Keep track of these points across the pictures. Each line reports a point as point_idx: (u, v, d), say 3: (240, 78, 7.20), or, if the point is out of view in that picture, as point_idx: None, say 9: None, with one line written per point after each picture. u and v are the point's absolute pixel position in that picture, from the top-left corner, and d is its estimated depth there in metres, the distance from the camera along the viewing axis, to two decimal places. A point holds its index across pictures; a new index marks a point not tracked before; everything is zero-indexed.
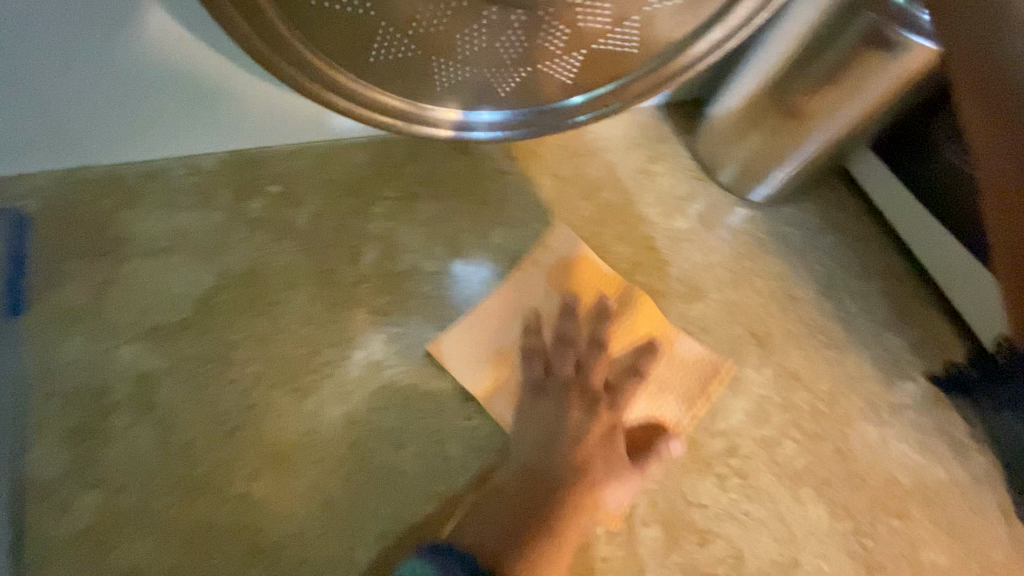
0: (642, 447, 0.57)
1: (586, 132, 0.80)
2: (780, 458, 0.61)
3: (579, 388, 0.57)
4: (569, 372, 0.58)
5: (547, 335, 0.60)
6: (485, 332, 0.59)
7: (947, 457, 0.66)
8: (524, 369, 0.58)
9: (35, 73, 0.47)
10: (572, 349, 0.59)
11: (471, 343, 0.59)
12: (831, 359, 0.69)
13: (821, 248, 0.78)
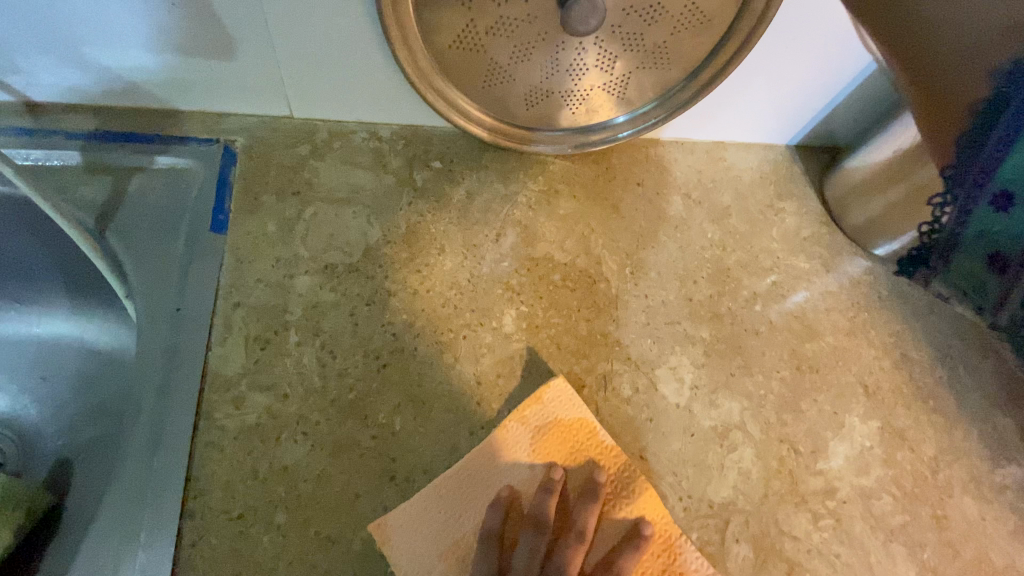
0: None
1: (719, 159, 0.83)
2: (876, 510, 0.61)
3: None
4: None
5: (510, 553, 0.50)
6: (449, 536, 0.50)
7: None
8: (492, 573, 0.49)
9: (293, 32, 0.57)
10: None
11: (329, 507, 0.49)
12: (939, 427, 0.68)
13: (939, 315, 0.77)
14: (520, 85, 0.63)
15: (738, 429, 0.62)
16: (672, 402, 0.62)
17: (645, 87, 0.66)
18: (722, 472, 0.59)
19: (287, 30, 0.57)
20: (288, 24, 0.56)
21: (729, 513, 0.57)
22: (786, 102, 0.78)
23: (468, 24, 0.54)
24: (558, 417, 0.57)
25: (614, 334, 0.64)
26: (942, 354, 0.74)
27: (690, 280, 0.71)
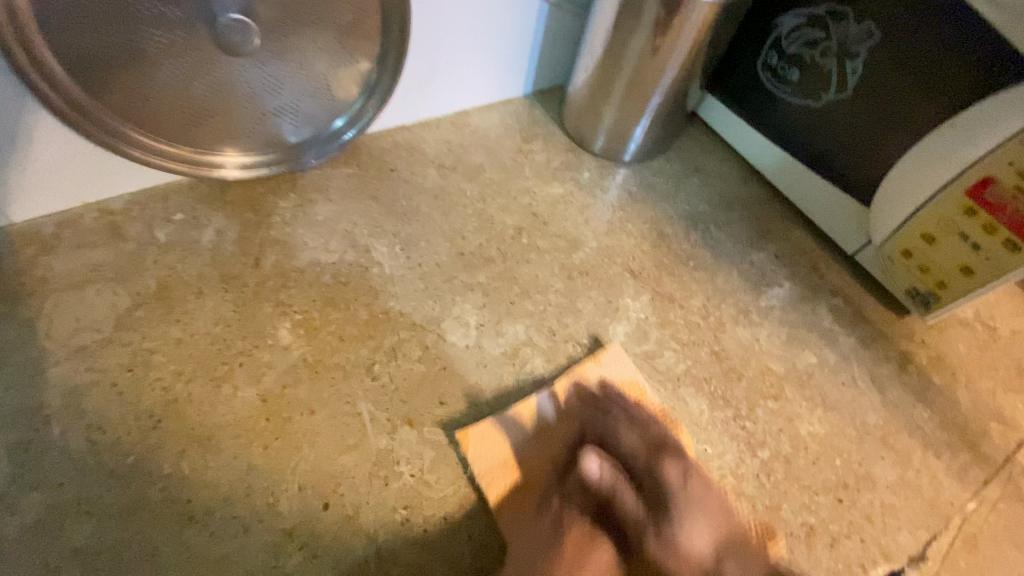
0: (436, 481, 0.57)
1: (465, 125, 0.89)
2: (660, 366, 0.70)
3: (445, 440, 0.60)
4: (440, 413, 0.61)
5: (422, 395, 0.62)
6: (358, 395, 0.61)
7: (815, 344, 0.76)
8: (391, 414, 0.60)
9: None
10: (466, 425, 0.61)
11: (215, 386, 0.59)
12: (702, 280, 0.80)
13: (683, 192, 0.90)
14: (214, 115, 0.65)
15: (527, 345, 0.68)
16: (462, 345, 0.66)
17: (346, 84, 0.70)
18: (519, 387, 0.65)
19: None
20: None
21: (531, 419, 0.63)
22: (496, 61, 0.86)
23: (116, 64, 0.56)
24: (420, 329, 0.67)
25: (395, 307, 0.68)
26: (693, 223, 0.86)
27: (459, 236, 0.76)
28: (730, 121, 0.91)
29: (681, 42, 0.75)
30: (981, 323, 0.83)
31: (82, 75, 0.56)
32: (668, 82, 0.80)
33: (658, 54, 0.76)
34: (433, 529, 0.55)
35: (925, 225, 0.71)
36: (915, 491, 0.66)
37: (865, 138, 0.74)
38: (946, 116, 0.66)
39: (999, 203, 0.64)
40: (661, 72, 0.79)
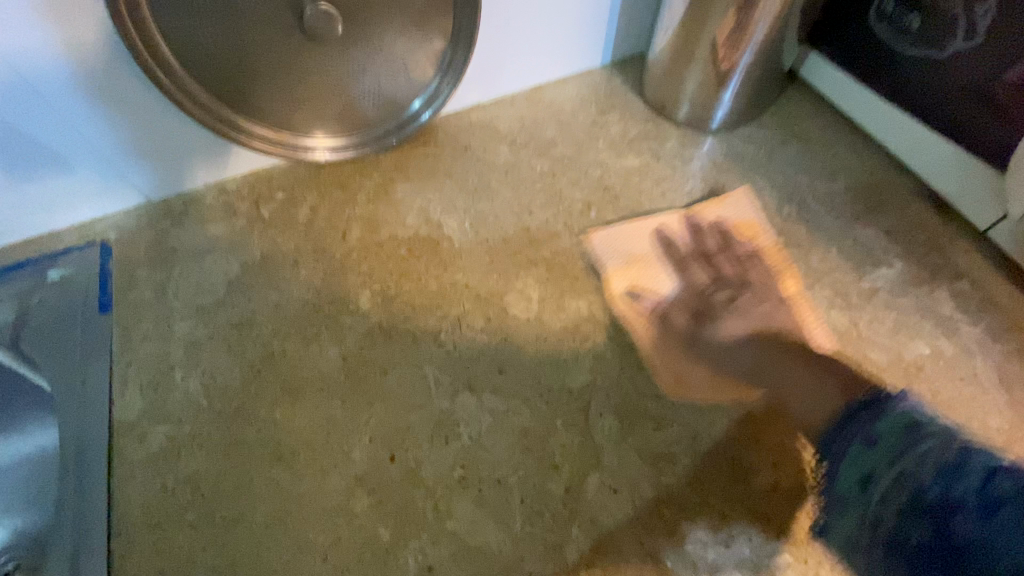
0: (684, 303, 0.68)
1: (539, 101, 0.89)
2: (736, 348, 0.65)
3: (716, 287, 0.69)
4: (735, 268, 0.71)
5: (728, 265, 0.71)
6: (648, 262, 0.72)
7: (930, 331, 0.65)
8: (698, 272, 0.71)
9: (112, 136, 0.69)
10: (748, 291, 0.68)
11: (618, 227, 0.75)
12: (792, 258, 0.72)
13: (776, 161, 0.81)
14: (308, 101, 0.72)
15: (589, 321, 0.68)
16: (523, 318, 0.68)
17: (422, 64, 0.74)
18: (579, 360, 0.65)
19: (106, 136, 0.68)
20: (104, 131, 0.68)
21: (588, 394, 0.62)
22: (571, 32, 0.85)
23: (223, 57, 0.64)
24: (485, 298, 0.69)
25: (462, 280, 0.71)
26: (785, 194, 0.78)
27: (527, 212, 0.77)
28: (838, 81, 0.81)
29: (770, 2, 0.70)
30: None
31: (200, 70, 0.65)
32: (759, 39, 0.75)
33: (746, 7, 0.71)
34: (484, 491, 0.57)
35: None
36: None
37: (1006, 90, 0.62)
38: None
39: None
40: (751, 27, 0.73)
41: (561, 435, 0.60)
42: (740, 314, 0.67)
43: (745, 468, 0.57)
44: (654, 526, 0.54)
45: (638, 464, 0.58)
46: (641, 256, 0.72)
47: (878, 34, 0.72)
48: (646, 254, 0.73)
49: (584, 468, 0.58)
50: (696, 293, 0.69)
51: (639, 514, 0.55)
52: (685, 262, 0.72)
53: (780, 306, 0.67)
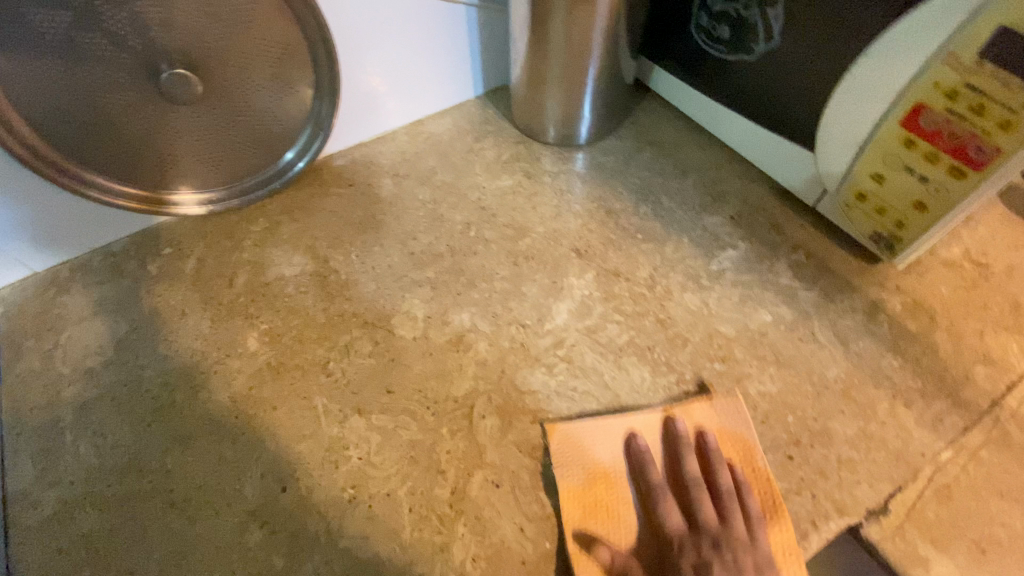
0: (809, 349, 0.70)
1: (419, 133, 0.95)
2: (603, 338, 0.72)
3: (869, 377, 0.67)
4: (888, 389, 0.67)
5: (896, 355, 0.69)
6: (811, 331, 0.72)
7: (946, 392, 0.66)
8: (861, 353, 0.69)
9: None
10: (901, 386, 0.67)
11: (785, 292, 0.75)
12: (650, 250, 0.81)
13: (634, 168, 0.91)
14: (182, 158, 0.75)
15: (472, 331, 0.72)
16: (408, 337, 0.72)
17: (291, 113, 0.79)
18: (463, 370, 0.69)
19: None
20: None
21: (472, 399, 0.66)
22: (437, 68, 0.91)
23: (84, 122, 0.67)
24: (371, 323, 0.73)
25: (349, 309, 0.74)
26: (642, 196, 0.87)
27: (409, 237, 0.82)
28: (678, 86, 0.90)
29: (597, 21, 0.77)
30: (971, 262, 0.77)
31: (55, 133, 0.67)
32: (599, 56, 0.83)
33: (579, 31, 0.78)
34: (375, 506, 0.60)
35: (871, 164, 0.68)
36: (877, 444, 0.63)
37: (798, 88, 0.71)
38: (869, 45, 0.62)
39: (938, 130, 0.60)
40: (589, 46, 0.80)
41: (448, 442, 0.63)
42: (891, 400, 0.66)
43: (614, 444, 0.64)
44: (535, 514, 0.59)
45: (519, 457, 0.62)
46: (784, 329, 0.72)
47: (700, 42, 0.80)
48: (808, 323, 0.72)
49: (469, 469, 0.62)
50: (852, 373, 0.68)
51: (520, 502, 0.59)
52: (858, 385, 0.67)
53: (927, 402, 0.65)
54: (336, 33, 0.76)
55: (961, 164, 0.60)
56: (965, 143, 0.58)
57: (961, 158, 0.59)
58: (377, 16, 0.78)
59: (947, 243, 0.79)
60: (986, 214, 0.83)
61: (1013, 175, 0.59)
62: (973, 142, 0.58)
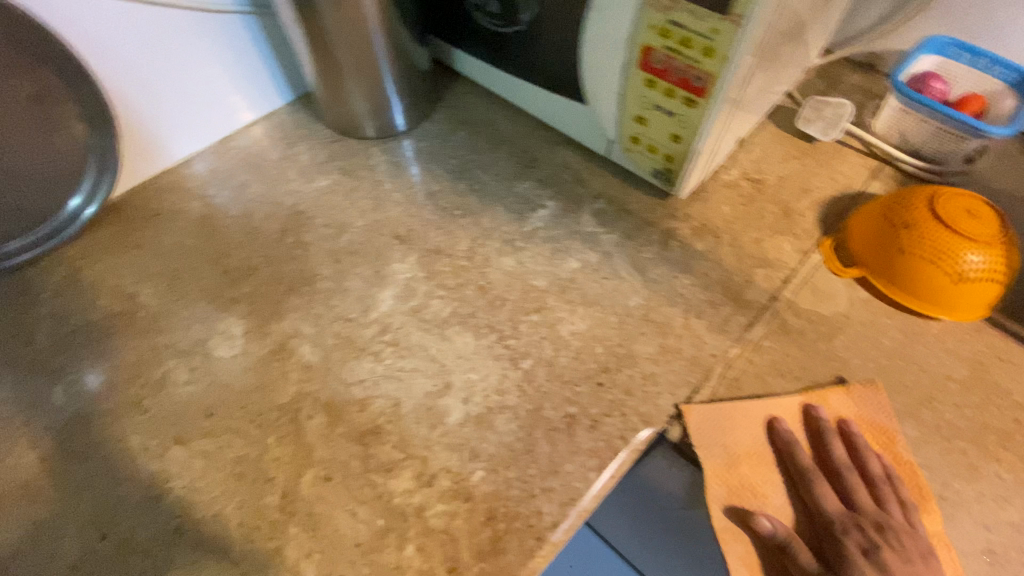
0: (761, 488, 0.61)
1: (228, 150, 0.93)
2: (427, 315, 0.73)
3: (847, 529, 0.57)
4: (868, 529, 0.57)
5: (864, 488, 0.60)
6: (757, 461, 0.62)
7: (883, 465, 0.61)
8: (827, 493, 0.59)
9: None
10: (885, 541, 0.56)
11: (720, 417, 0.64)
12: (468, 223, 0.83)
13: (450, 147, 0.94)
14: None
15: (294, 337, 0.72)
16: (227, 356, 0.71)
17: (65, 158, 0.76)
18: (286, 377, 0.69)
19: None
20: None
21: (297, 403, 0.67)
22: (229, 83, 0.89)
23: None
24: (187, 351, 0.71)
25: (162, 341, 0.72)
26: (459, 173, 0.90)
27: (223, 256, 0.80)
28: (474, 64, 0.94)
29: (369, 16, 0.78)
30: (747, 181, 0.87)
31: None
32: (385, 46, 0.83)
33: (354, 28, 0.79)
34: (204, 529, 0.59)
35: (633, 108, 0.75)
36: (674, 356, 0.70)
37: (558, 47, 0.77)
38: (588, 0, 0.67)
39: (666, 68, 0.67)
40: (371, 41, 0.81)
41: (274, 449, 0.64)
42: (842, 489, 0.59)
43: (441, 411, 0.66)
44: (366, 495, 0.60)
45: (348, 447, 0.63)
46: (756, 484, 0.61)
47: (477, 21, 0.84)
48: (753, 447, 0.63)
49: (299, 470, 0.62)
50: (815, 519, 0.59)
51: (352, 489, 0.61)
52: (834, 537, 0.57)
53: (915, 563, 0.55)
54: (91, 58, 0.73)
55: (692, 93, 0.67)
56: (688, 75, 0.66)
57: (690, 88, 0.67)
58: (138, 37, 0.76)
59: (726, 167, 0.89)
60: (760, 136, 0.93)
61: (734, 95, 0.67)
62: (692, 73, 0.65)
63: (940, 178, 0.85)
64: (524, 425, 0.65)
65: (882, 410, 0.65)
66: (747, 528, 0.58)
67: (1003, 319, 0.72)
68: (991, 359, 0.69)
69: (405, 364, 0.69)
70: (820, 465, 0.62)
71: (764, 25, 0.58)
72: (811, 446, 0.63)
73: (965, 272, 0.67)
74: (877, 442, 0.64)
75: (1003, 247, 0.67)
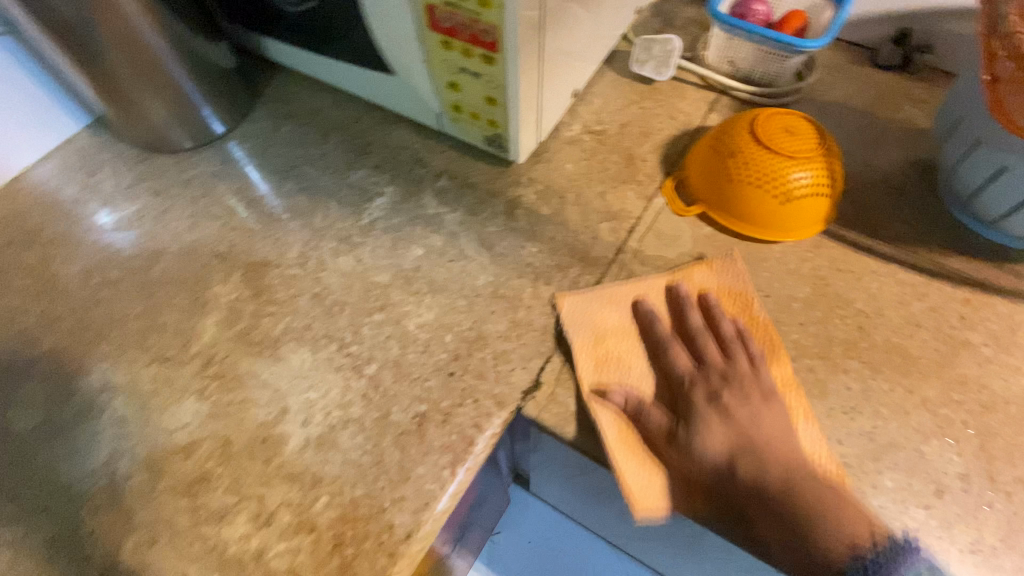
0: (624, 359, 0.62)
1: (15, 191, 0.81)
2: (256, 336, 0.67)
3: (695, 382, 0.58)
4: (715, 378, 0.58)
5: (715, 346, 0.61)
6: (621, 335, 0.63)
7: (765, 381, 0.59)
8: (680, 354, 0.61)
9: None
10: (729, 388, 0.57)
11: (592, 298, 0.66)
12: (298, 227, 0.76)
13: (275, 149, 0.86)
14: None
15: (105, 390, 0.64)
16: (26, 427, 0.62)
17: None
18: (97, 436, 0.61)
19: None
20: None
21: (113, 465, 0.59)
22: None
23: None
24: None
25: None
26: (286, 174, 0.82)
27: (15, 313, 0.70)
28: (289, 51, 0.87)
29: (137, 20, 0.68)
30: (590, 134, 0.85)
31: None
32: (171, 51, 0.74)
33: (125, 38, 0.69)
34: None
35: (443, 74, 0.70)
36: (525, 329, 0.66)
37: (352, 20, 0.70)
38: None
39: (454, 26, 0.62)
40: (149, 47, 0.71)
41: (87, 521, 0.56)
42: (719, 414, 0.56)
43: (278, 440, 0.60)
44: (198, 551, 0.54)
45: (174, 501, 0.57)
46: (610, 346, 0.63)
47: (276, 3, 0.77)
48: (619, 325, 0.64)
49: (119, 539, 0.55)
50: (671, 380, 0.60)
51: (181, 548, 0.54)
52: (685, 391, 0.58)
53: (754, 404, 0.57)
54: None
55: (488, 50, 0.63)
56: (476, 31, 0.61)
57: (483, 44, 0.62)
58: None
59: (569, 124, 0.86)
60: (600, 86, 0.90)
61: (533, 47, 0.63)
62: (479, 28, 0.60)
63: (774, 101, 0.85)
64: (372, 438, 0.59)
65: (739, 277, 0.68)
66: (604, 402, 0.59)
67: (840, 232, 0.73)
68: (831, 273, 0.70)
69: (234, 396, 0.62)
70: (679, 332, 0.64)
71: None
72: (670, 316, 0.65)
73: (792, 191, 0.67)
74: (733, 306, 0.66)
75: (824, 157, 0.67)
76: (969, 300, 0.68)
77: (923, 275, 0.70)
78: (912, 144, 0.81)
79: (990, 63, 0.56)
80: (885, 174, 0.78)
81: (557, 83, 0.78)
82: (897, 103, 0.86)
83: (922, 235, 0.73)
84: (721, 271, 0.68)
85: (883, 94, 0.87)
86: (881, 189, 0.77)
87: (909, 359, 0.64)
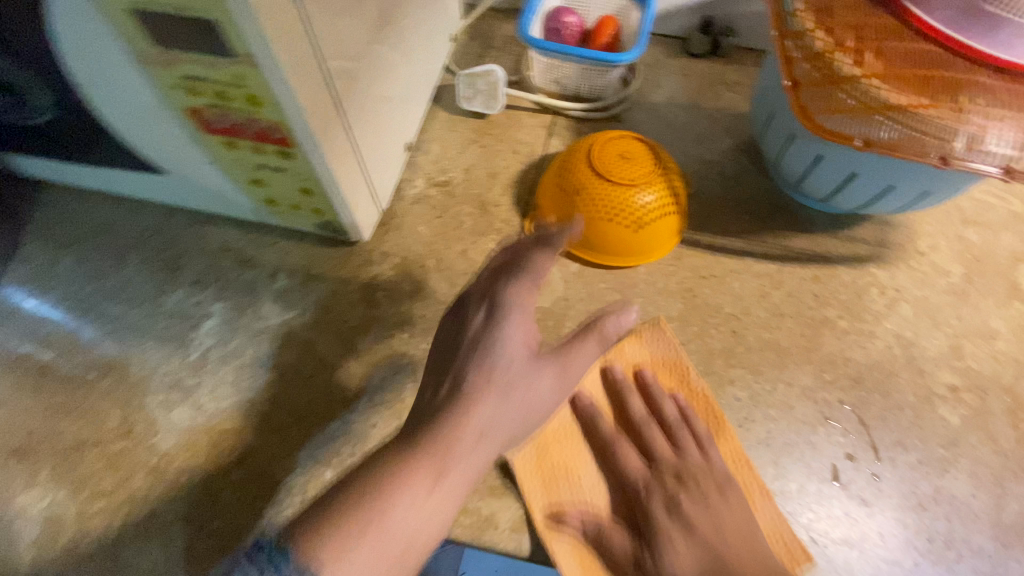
0: (572, 467, 0.58)
1: None
2: (88, 547, 0.55)
3: (650, 490, 0.56)
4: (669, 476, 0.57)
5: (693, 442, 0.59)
6: (563, 440, 0.59)
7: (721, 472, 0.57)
8: (629, 455, 0.58)
9: None
10: (685, 491, 0.56)
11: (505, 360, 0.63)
12: (111, 386, 0.63)
13: (57, 291, 0.70)
14: None
15: None
16: None
17: None
18: None
19: None
20: None
21: None
22: None
23: None
24: None
25: None
26: (80, 319, 0.67)
27: None
28: (43, 167, 0.69)
29: None
30: (435, 187, 0.79)
31: None
32: None
33: None
34: None
35: (239, 172, 0.59)
36: None
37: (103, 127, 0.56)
38: (71, 72, 0.48)
39: (230, 126, 0.51)
40: None
41: None
42: (683, 531, 0.54)
43: None
44: None
45: None
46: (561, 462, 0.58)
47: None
48: (560, 427, 0.60)
49: None
50: (626, 489, 0.57)
51: None
52: (643, 503, 0.56)
53: (713, 501, 0.55)
54: None
55: (280, 144, 0.53)
56: (259, 129, 0.51)
57: (274, 140, 0.52)
58: None
59: (409, 178, 0.79)
60: (433, 130, 0.84)
61: (335, 128, 0.55)
62: (261, 125, 0.50)
63: (605, 114, 0.85)
64: None
65: (671, 344, 0.65)
66: (561, 532, 0.54)
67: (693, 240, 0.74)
68: (697, 282, 0.71)
69: None
70: (623, 425, 0.62)
71: (296, 54, 0.45)
72: (612, 408, 0.63)
73: (643, 215, 0.66)
74: (671, 379, 0.64)
75: (661, 175, 0.67)
76: (819, 276, 0.72)
77: (775, 263, 0.72)
78: (739, 130, 0.84)
79: (789, 68, 0.58)
80: (722, 167, 0.80)
81: (383, 145, 0.70)
82: (718, 91, 0.88)
83: (766, 221, 0.76)
84: (653, 345, 0.65)
85: (704, 84, 0.89)
86: (722, 183, 0.79)
87: (782, 351, 0.67)
